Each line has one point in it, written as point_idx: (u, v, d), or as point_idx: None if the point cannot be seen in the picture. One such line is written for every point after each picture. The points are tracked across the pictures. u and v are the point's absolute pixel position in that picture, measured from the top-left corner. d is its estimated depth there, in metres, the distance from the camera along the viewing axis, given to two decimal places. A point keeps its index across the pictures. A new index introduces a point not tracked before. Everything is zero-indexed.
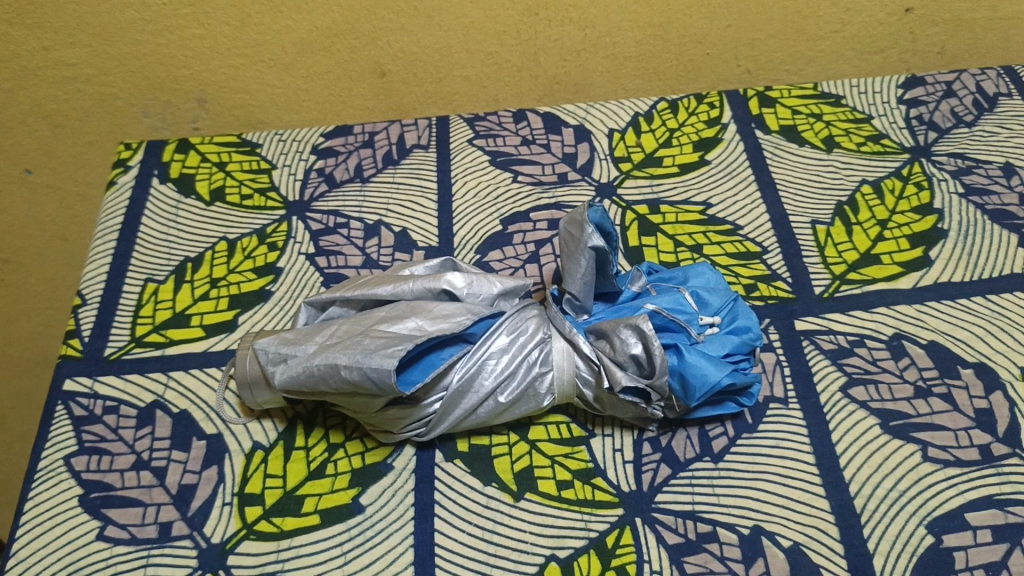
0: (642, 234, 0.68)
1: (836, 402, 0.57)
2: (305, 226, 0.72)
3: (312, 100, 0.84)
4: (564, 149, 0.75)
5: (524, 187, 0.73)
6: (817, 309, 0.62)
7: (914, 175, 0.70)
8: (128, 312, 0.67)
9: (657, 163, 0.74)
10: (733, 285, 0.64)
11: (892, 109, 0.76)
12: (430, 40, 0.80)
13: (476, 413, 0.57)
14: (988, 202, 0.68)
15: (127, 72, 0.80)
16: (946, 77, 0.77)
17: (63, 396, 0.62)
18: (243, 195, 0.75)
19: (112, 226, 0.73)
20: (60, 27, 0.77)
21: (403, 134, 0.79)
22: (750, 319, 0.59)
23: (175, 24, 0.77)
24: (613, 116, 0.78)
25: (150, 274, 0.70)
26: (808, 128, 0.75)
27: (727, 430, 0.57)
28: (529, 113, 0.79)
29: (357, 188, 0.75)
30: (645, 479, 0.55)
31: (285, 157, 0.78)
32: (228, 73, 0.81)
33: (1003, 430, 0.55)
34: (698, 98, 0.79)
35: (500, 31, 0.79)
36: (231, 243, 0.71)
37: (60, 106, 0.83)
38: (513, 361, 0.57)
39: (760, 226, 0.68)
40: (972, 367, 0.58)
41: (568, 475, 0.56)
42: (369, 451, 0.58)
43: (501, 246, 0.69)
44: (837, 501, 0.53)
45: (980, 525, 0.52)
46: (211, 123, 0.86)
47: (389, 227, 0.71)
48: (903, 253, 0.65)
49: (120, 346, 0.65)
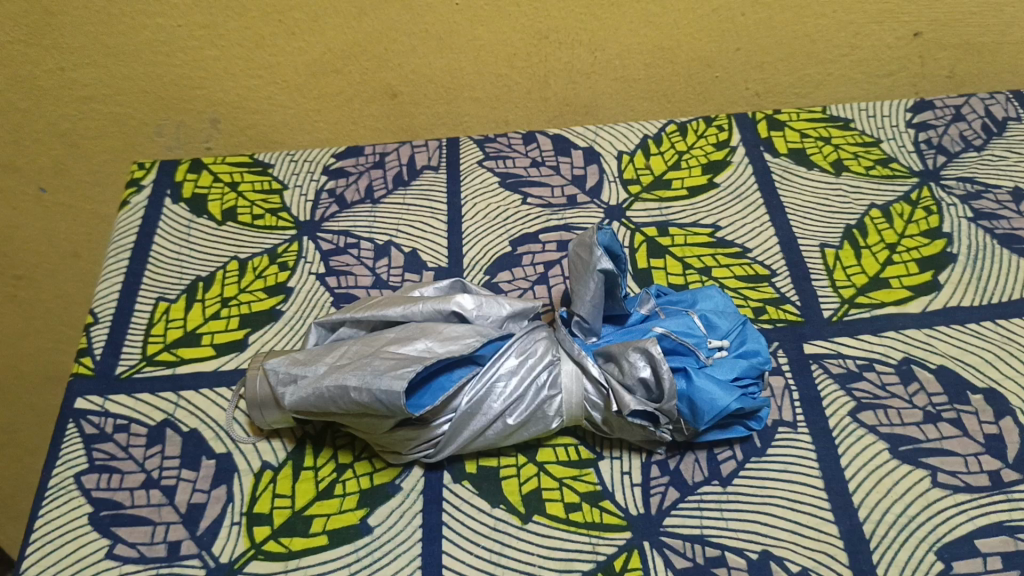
0: (651, 256, 0.68)
1: (845, 426, 0.57)
2: (315, 246, 0.72)
3: (325, 121, 0.85)
4: (573, 172, 0.76)
5: (533, 209, 0.73)
6: (826, 333, 0.62)
7: (923, 200, 0.70)
8: (140, 330, 0.68)
9: (666, 185, 0.74)
10: (741, 307, 0.64)
11: (901, 132, 0.76)
12: (441, 63, 0.80)
13: (484, 435, 0.57)
14: (998, 227, 0.68)
15: (141, 92, 0.81)
16: (955, 101, 0.78)
17: (75, 414, 0.63)
18: (255, 215, 0.76)
19: (125, 244, 0.74)
20: (76, 48, 0.78)
21: (413, 155, 0.79)
22: (759, 343, 0.59)
23: (189, 45, 0.78)
24: (623, 138, 0.78)
25: (162, 292, 0.71)
26: (817, 151, 0.75)
27: (736, 454, 0.57)
28: (539, 135, 0.79)
29: (367, 208, 0.75)
30: (652, 502, 0.55)
31: (297, 178, 0.79)
32: (241, 94, 0.82)
33: (1012, 456, 0.55)
34: (707, 121, 0.79)
35: (510, 54, 0.80)
36: (242, 262, 0.72)
37: (74, 125, 0.84)
38: (521, 383, 0.57)
39: (769, 249, 0.68)
40: (982, 392, 0.58)
41: (575, 497, 0.56)
42: (377, 472, 0.58)
43: (510, 268, 0.69)
44: (846, 527, 0.53)
45: (991, 551, 0.51)
46: (224, 143, 0.87)
47: (399, 247, 0.72)
48: (912, 277, 0.65)
49: (131, 365, 0.66)
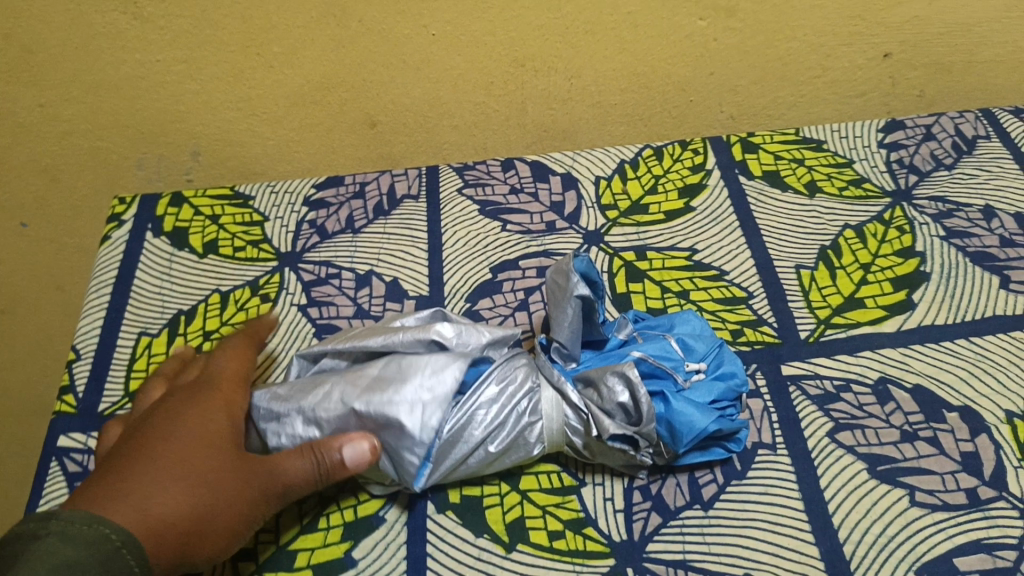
0: (629, 281, 0.69)
1: (823, 447, 0.58)
2: (296, 277, 0.73)
3: (305, 151, 0.85)
4: (551, 198, 0.77)
5: (512, 235, 0.74)
6: (803, 354, 0.63)
7: (896, 219, 0.71)
8: (122, 366, 0.68)
9: (643, 210, 0.75)
10: (720, 330, 0.65)
11: (873, 152, 0.77)
12: (419, 92, 0.81)
13: (466, 462, 0.57)
14: (969, 245, 0.69)
15: (121, 126, 0.82)
16: (926, 120, 0.79)
17: (58, 452, 0.63)
18: (236, 247, 0.76)
19: (107, 279, 0.74)
20: (55, 85, 0.78)
21: (393, 184, 0.80)
22: (735, 365, 0.59)
23: (168, 79, 0.78)
24: (600, 163, 0.79)
25: (144, 327, 0.71)
26: (791, 173, 0.76)
27: (716, 478, 0.57)
28: (517, 161, 0.80)
29: (348, 238, 0.76)
30: (635, 528, 0.55)
31: (278, 209, 0.79)
32: (220, 126, 0.82)
33: (989, 473, 0.56)
34: (682, 145, 0.80)
35: (488, 82, 0.81)
36: (224, 294, 0.72)
37: (55, 161, 0.84)
38: (502, 410, 0.57)
39: (746, 271, 0.69)
40: (958, 410, 0.59)
41: (559, 525, 0.56)
42: (361, 504, 0.58)
43: (491, 295, 0.70)
44: (826, 548, 0.53)
45: (969, 569, 0.52)
46: (205, 175, 0.87)
47: (380, 276, 0.72)
48: (887, 296, 0.66)
49: (114, 401, 0.66)
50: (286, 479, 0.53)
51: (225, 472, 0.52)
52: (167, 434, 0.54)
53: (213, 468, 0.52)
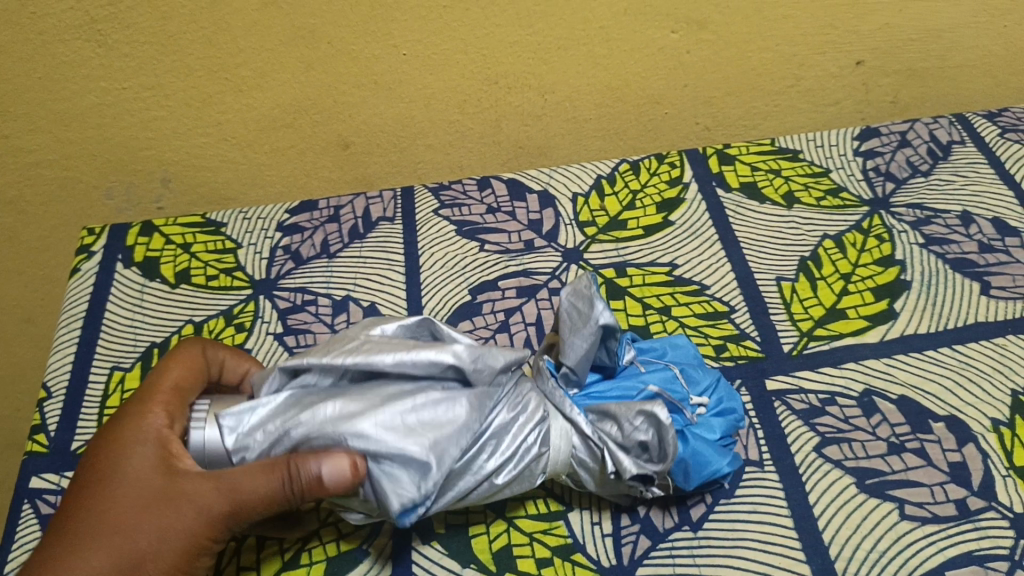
0: (610, 298, 0.68)
1: (811, 462, 0.57)
2: (272, 305, 0.71)
3: (278, 175, 0.84)
4: (529, 216, 0.76)
5: (491, 256, 0.73)
6: (788, 367, 0.62)
7: (875, 228, 0.71)
8: (94, 403, 0.66)
9: (622, 226, 0.74)
10: (703, 346, 0.64)
11: (849, 161, 0.77)
12: (392, 113, 0.80)
13: (469, 496, 0.54)
14: (949, 251, 0.69)
15: (89, 155, 0.80)
16: (900, 127, 0.79)
17: (30, 494, 0.61)
18: (209, 276, 0.74)
19: (77, 313, 0.73)
20: (19, 115, 0.77)
21: (368, 207, 0.79)
22: (734, 401, 0.58)
23: (135, 107, 0.77)
24: (577, 180, 0.78)
25: (117, 361, 0.69)
26: (768, 184, 0.76)
27: (705, 498, 0.56)
28: (493, 180, 0.79)
29: (324, 263, 0.74)
30: (625, 552, 0.55)
31: (251, 236, 0.78)
32: (190, 152, 0.81)
33: (977, 483, 0.56)
34: (659, 158, 0.80)
35: (461, 100, 0.80)
36: (198, 325, 0.71)
37: (21, 192, 0.83)
38: (514, 442, 0.54)
39: (726, 285, 0.68)
40: (944, 420, 0.59)
41: (547, 552, 0.55)
42: (344, 538, 0.57)
43: (470, 317, 0.68)
44: (818, 566, 0.53)
45: None
46: (176, 203, 0.86)
47: (357, 301, 0.71)
48: (868, 306, 0.65)
49: (87, 439, 0.64)
50: (251, 497, 0.50)
51: (169, 509, 0.51)
52: (123, 471, 0.53)
53: (156, 507, 0.51)
